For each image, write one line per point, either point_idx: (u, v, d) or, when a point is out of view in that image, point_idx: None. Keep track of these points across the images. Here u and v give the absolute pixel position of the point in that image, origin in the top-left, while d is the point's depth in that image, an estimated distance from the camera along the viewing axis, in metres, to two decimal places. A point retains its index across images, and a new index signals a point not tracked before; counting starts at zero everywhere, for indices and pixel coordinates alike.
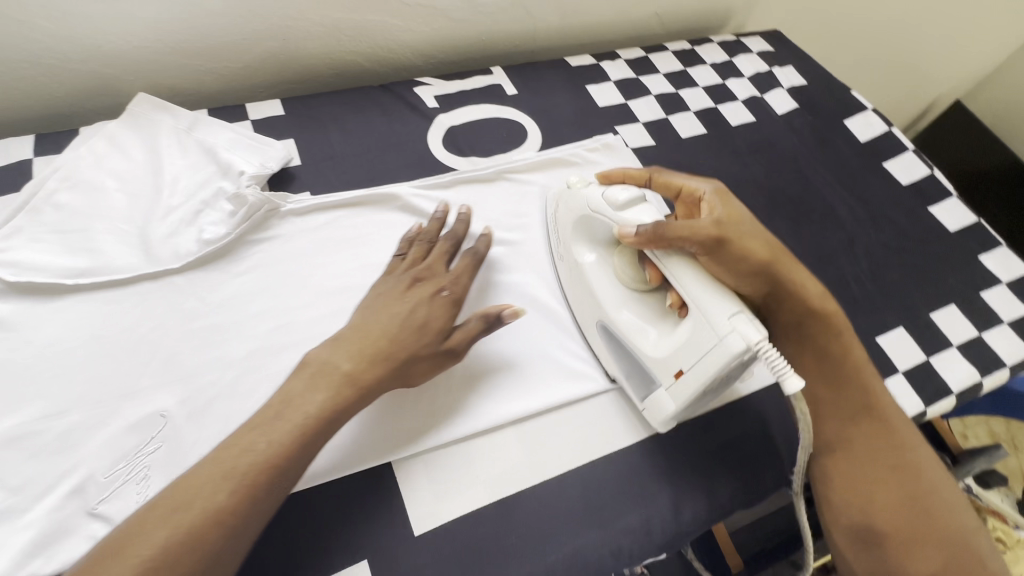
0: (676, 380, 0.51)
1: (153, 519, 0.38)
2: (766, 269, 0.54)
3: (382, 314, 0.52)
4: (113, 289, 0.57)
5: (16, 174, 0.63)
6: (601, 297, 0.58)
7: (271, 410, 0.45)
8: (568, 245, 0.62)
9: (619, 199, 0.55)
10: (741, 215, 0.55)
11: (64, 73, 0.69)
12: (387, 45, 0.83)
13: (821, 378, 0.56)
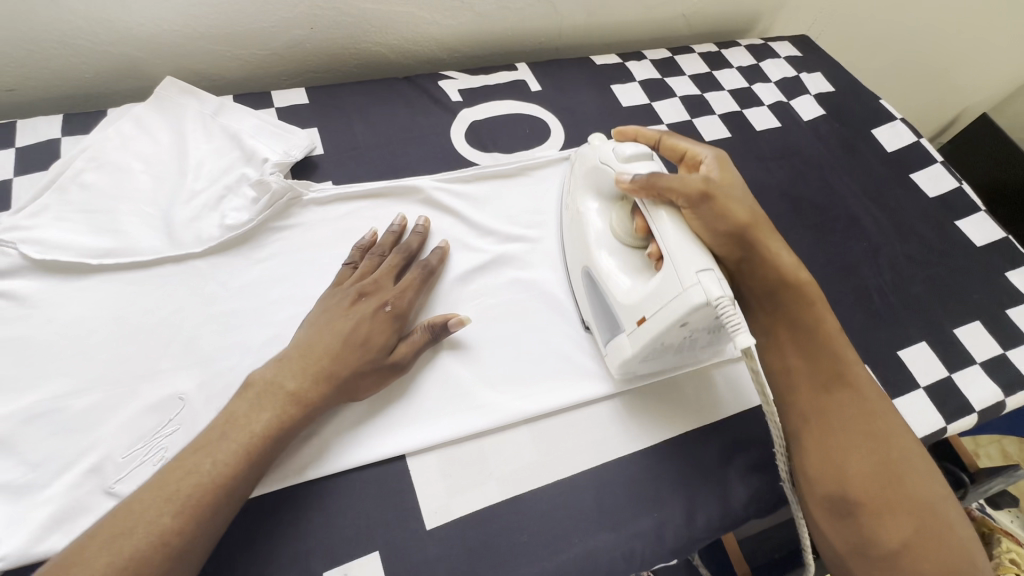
0: (636, 329, 0.53)
1: (92, 546, 0.39)
2: (742, 233, 0.54)
3: (327, 331, 0.52)
4: (137, 271, 0.57)
5: (45, 153, 0.64)
6: (589, 242, 0.59)
7: (216, 432, 0.46)
8: (573, 194, 0.64)
9: (627, 155, 0.57)
10: (732, 189, 0.56)
11: (94, 55, 0.70)
12: (413, 37, 0.83)
13: (795, 346, 0.55)
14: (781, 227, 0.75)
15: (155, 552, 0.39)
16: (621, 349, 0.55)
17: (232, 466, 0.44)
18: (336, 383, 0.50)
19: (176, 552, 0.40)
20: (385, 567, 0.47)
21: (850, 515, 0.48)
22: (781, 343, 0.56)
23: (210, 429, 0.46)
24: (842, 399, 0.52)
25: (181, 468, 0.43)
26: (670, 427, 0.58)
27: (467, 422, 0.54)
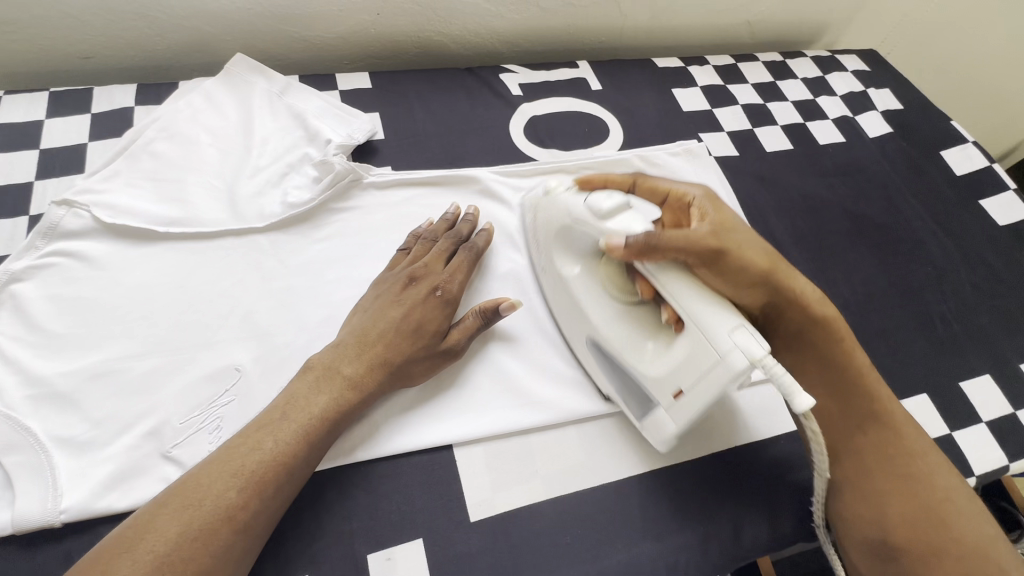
0: (675, 400, 0.48)
1: (164, 513, 0.40)
2: (767, 277, 0.51)
3: (382, 318, 0.53)
4: (201, 240, 0.58)
5: (119, 120, 0.65)
6: (589, 317, 0.55)
7: (277, 411, 0.47)
8: (549, 258, 0.58)
9: (603, 211, 0.51)
10: (737, 225, 0.52)
11: (169, 28, 0.72)
12: (476, 29, 0.83)
13: (827, 394, 0.54)
14: (841, 245, 0.72)
15: (220, 526, 0.41)
16: (661, 422, 0.50)
17: (290, 446, 0.45)
18: (388, 369, 0.51)
19: (241, 527, 0.41)
20: (428, 554, 0.47)
21: (893, 558, 0.48)
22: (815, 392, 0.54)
23: (268, 409, 0.47)
24: (876, 443, 0.51)
25: (246, 444, 0.44)
26: (720, 440, 0.56)
27: (515, 417, 0.54)
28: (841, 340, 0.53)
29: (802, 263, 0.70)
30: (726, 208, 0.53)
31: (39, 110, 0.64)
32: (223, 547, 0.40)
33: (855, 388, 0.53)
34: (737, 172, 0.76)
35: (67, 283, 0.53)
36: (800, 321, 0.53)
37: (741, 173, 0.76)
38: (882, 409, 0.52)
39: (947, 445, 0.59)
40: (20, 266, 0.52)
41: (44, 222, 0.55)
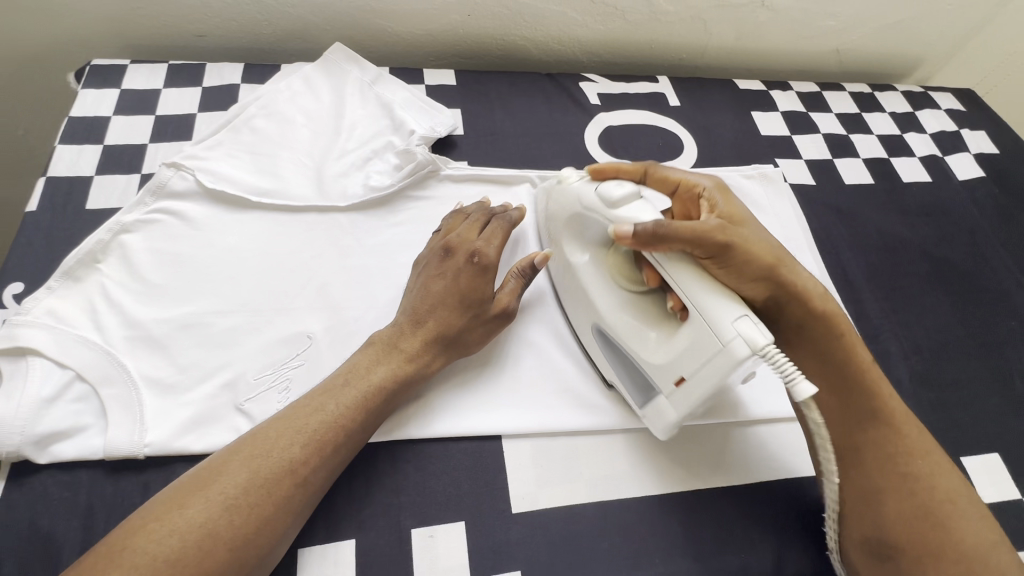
0: (676, 387, 0.49)
1: (235, 460, 0.43)
2: (769, 271, 0.50)
3: (429, 295, 0.54)
4: (288, 214, 0.62)
5: (226, 95, 0.70)
6: (596, 303, 0.55)
7: (339, 377, 0.50)
8: (559, 246, 0.60)
9: (612, 195, 0.53)
10: (744, 218, 0.54)
11: (277, 14, 0.77)
12: (560, 36, 0.85)
13: (825, 391, 0.52)
14: (916, 287, 0.70)
15: (285, 480, 0.43)
16: (663, 411, 0.50)
17: (353, 413, 0.48)
18: (439, 343, 0.53)
19: (303, 482, 0.44)
20: (470, 537, 0.48)
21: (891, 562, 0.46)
22: (811, 390, 0.53)
23: (333, 376, 0.50)
24: (875, 439, 0.50)
25: (311, 404, 0.47)
26: (772, 470, 0.55)
27: (566, 417, 0.54)
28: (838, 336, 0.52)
29: (874, 301, 0.67)
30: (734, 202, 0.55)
31: (158, 79, 0.70)
32: (286, 500, 0.43)
33: (853, 386, 0.51)
34: (813, 201, 0.75)
35: (167, 239, 0.58)
36: (796, 313, 0.52)
37: (817, 203, 0.75)
38: (881, 402, 0.51)
39: (1020, 511, 0.55)
40: (130, 219, 0.57)
41: (155, 181, 0.60)
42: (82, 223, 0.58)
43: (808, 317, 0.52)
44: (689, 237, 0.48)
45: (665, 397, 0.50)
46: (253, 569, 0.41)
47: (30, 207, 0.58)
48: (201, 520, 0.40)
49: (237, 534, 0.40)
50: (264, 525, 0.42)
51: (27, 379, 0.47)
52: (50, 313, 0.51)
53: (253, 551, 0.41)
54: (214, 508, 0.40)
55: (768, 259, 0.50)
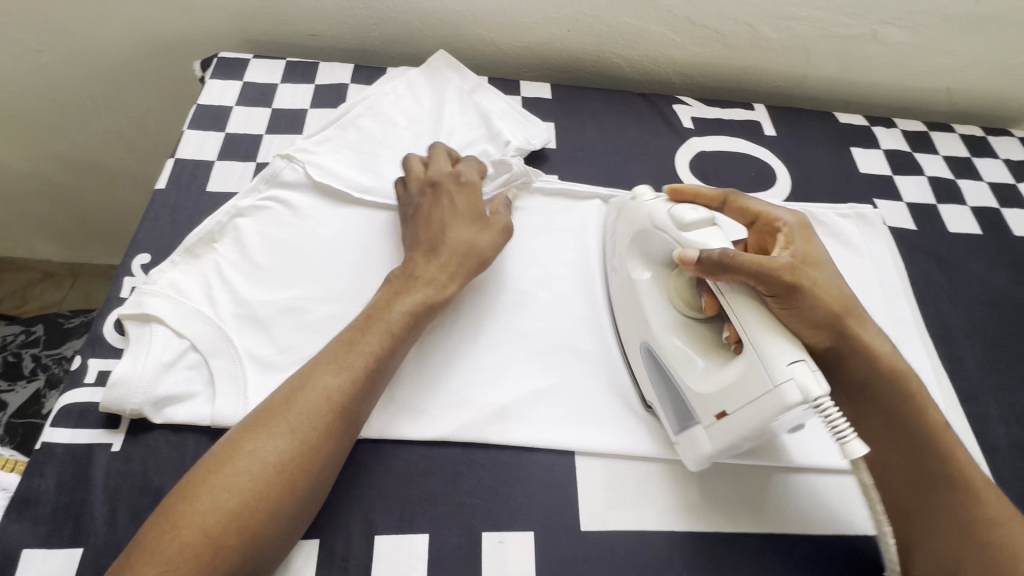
0: (716, 420, 0.48)
1: (280, 401, 0.47)
2: (835, 317, 0.48)
3: (432, 224, 0.58)
4: (384, 211, 0.65)
5: (336, 93, 0.74)
6: (648, 321, 0.54)
7: (365, 315, 0.53)
8: (624, 261, 0.59)
9: (684, 217, 0.53)
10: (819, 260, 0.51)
11: (388, 21, 0.81)
12: (657, 57, 0.85)
13: (882, 439, 0.50)
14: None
15: (325, 411, 0.47)
16: (698, 441, 0.50)
17: (378, 349, 0.51)
18: (460, 266, 0.57)
19: (340, 415, 0.47)
20: (538, 549, 0.49)
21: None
22: (873, 440, 0.51)
23: (358, 316, 0.53)
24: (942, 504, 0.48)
25: (343, 343, 0.50)
26: (853, 525, 0.53)
27: (642, 441, 0.54)
28: (902, 384, 0.50)
29: (973, 359, 0.64)
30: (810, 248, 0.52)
31: (276, 74, 0.75)
32: (328, 431, 0.46)
33: (916, 439, 0.49)
34: (912, 247, 0.71)
35: (275, 225, 0.62)
36: (863, 366, 0.49)
37: (916, 249, 0.71)
38: (940, 450, 0.49)
39: None
40: (245, 204, 0.62)
41: (270, 170, 0.64)
42: (202, 203, 0.63)
43: (865, 362, 0.49)
44: (760, 269, 0.46)
45: (704, 428, 0.49)
46: (306, 488, 0.45)
47: (159, 185, 0.64)
48: (256, 456, 0.44)
49: (288, 462, 0.44)
50: (310, 456, 0.45)
51: (150, 344, 0.52)
52: (172, 284, 0.56)
53: (303, 479, 0.45)
54: (269, 445, 0.44)
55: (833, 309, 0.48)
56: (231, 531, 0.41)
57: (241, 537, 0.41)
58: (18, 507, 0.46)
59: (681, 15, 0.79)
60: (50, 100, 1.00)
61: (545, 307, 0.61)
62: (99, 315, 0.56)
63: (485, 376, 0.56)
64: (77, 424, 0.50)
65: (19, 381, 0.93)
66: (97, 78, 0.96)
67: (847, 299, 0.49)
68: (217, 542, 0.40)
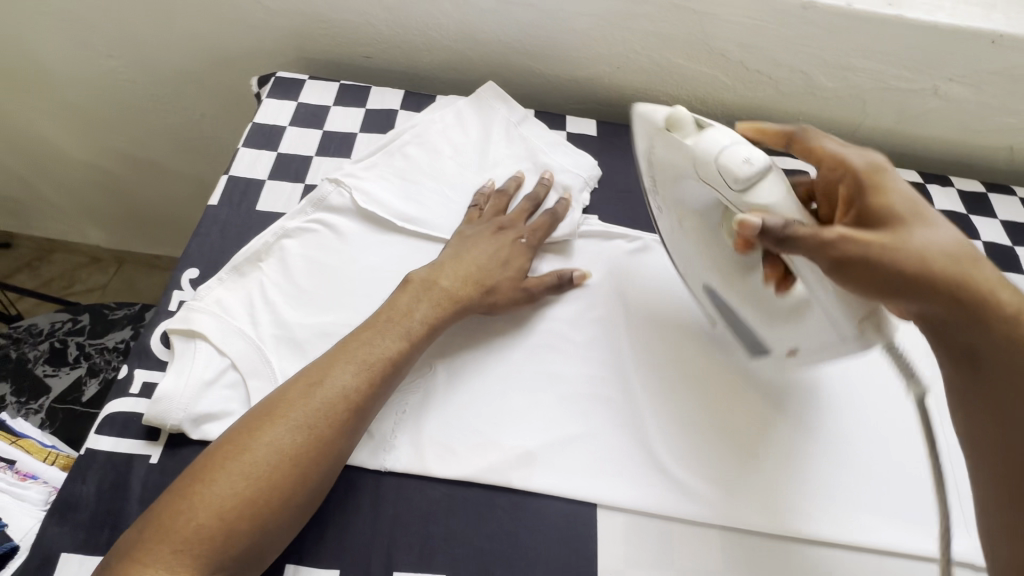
0: (788, 354, 0.53)
1: (292, 391, 0.48)
2: (930, 270, 0.43)
3: (472, 250, 0.62)
4: (424, 241, 0.66)
5: (385, 118, 0.76)
6: (706, 264, 0.55)
7: (381, 316, 0.55)
8: (667, 197, 0.56)
9: (732, 164, 0.47)
10: (890, 209, 0.46)
11: (440, 48, 0.83)
12: (706, 98, 0.84)
13: (975, 408, 0.45)
14: None
15: (339, 406, 0.48)
16: (778, 360, 0.55)
17: (393, 350, 0.53)
18: (484, 293, 0.59)
19: (351, 407, 0.49)
20: None
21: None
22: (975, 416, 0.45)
23: (376, 314, 0.56)
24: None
25: (358, 338, 0.53)
26: None
27: (666, 499, 0.53)
28: (1008, 340, 0.42)
29: None
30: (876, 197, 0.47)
31: (328, 96, 0.77)
32: (340, 420, 0.48)
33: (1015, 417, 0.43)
34: None
35: (319, 248, 0.63)
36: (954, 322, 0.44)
37: None
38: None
39: None
40: (291, 225, 0.64)
41: (317, 194, 0.66)
42: (250, 222, 0.65)
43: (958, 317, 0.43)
44: (819, 242, 0.43)
45: (776, 355, 0.54)
46: (313, 484, 0.46)
47: (211, 201, 0.66)
48: (273, 439, 0.46)
49: (298, 457, 0.46)
50: (323, 445, 0.47)
51: (193, 360, 0.54)
52: (217, 302, 0.58)
53: (316, 463, 0.46)
54: (282, 428, 0.46)
55: (916, 268, 0.42)
56: (253, 503, 0.43)
57: (250, 524, 0.43)
58: (59, 512, 0.48)
59: (733, 59, 0.78)
60: (110, 99, 1.05)
61: (577, 352, 0.60)
62: (147, 326, 0.58)
63: (511, 418, 0.56)
64: (120, 433, 0.52)
65: (62, 367, 0.98)
66: (157, 82, 0.99)
67: (932, 249, 0.43)
68: (230, 527, 0.42)
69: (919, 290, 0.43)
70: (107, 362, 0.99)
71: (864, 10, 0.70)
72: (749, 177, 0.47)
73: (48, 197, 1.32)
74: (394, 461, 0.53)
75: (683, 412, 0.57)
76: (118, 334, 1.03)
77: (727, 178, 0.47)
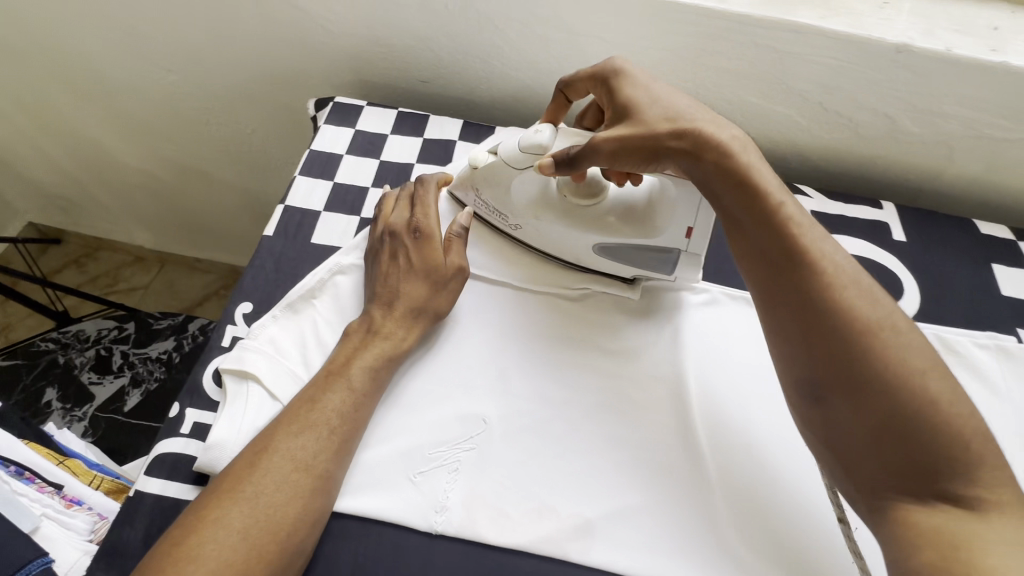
0: (688, 238, 0.58)
1: (244, 463, 0.47)
2: (694, 150, 0.50)
3: (392, 278, 0.59)
4: (478, 282, 0.64)
5: (442, 150, 0.74)
6: (580, 232, 0.61)
7: (328, 371, 0.53)
8: (509, 210, 0.63)
9: (527, 139, 0.58)
10: (638, 99, 0.54)
11: (500, 77, 0.81)
12: (776, 137, 0.80)
13: (763, 286, 0.48)
14: None
15: (298, 474, 0.47)
16: (692, 256, 0.59)
17: (344, 406, 0.51)
18: (420, 312, 0.58)
19: (311, 471, 0.48)
20: None
21: (923, 497, 0.41)
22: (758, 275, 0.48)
23: (318, 372, 0.54)
24: (833, 330, 0.44)
25: (305, 404, 0.51)
26: None
27: None
28: (770, 211, 0.48)
29: None
30: (620, 92, 0.56)
31: (386, 124, 0.75)
32: (298, 479, 0.47)
33: (790, 265, 0.47)
34: None
35: None
36: (731, 202, 0.49)
37: None
38: (813, 254, 0.46)
39: None
40: (346, 262, 0.62)
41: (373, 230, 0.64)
42: (305, 256, 0.64)
43: (724, 187, 0.49)
44: (619, 146, 0.53)
45: (686, 252, 0.59)
46: (293, 553, 0.46)
47: (267, 231, 0.66)
48: (233, 520, 0.44)
49: (268, 531, 0.45)
50: (292, 515, 0.46)
51: (246, 405, 0.52)
52: (270, 341, 0.56)
53: (292, 527, 0.46)
54: (239, 508, 0.45)
55: (668, 134, 0.51)
56: None
57: None
58: (107, 556, 0.48)
59: (812, 99, 0.73)
60: (165, 111, 1.06)
61: (639, 413, 0.57)
62: (200, 362, 0.57)
63: (568, 483, 0.52)
64: (169, 475, 0.51)
65: (106, 375, 0.98)
66: (213, 97, 1.00)
67: (675, 110, 0.52)
68: None
69: (681, 150, 0.51)
70: (150, 372, 0.99)
71: (964, 55, 0.65)
72: (547, 141, 0.57)
73: (99, 200, 1.35)
74: (446, 524, 0.50)
75: (755, 488, 0.53)
76: (161, 344, 1.03)
77: (534, 152, 0.58)
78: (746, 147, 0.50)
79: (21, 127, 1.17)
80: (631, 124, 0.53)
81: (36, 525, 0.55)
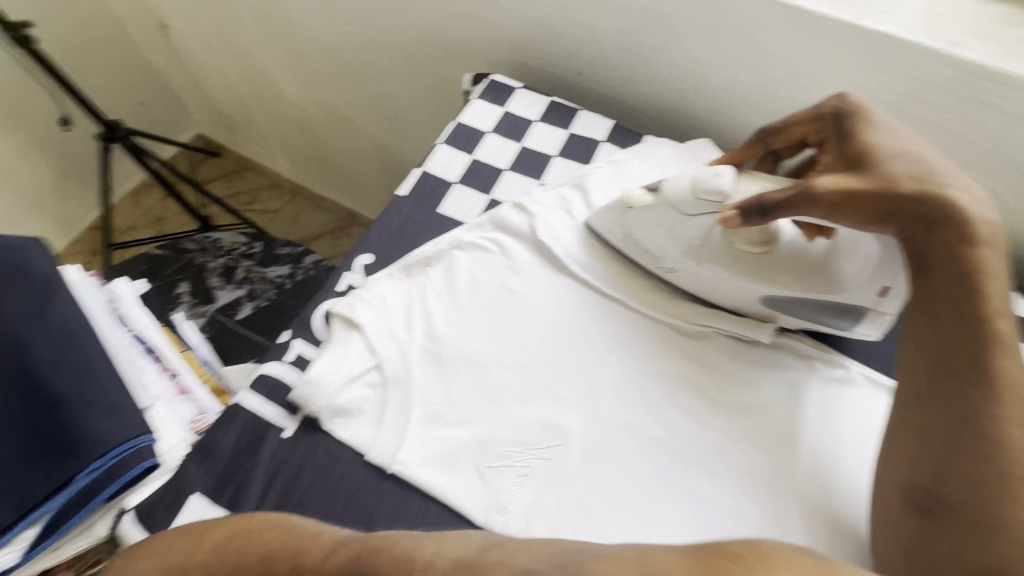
0: (880, 299, 0.51)
1: None
2: (931, 218, 0.44)
3: None
4: (591, 291, 0.61)
5: (585, 147, 0.71)
6: (753, 283, 0.55)
7: None
8: (663, 251, 0.58)
9: (702, 182, 0.52)
10: (876, 148, 0.47)
11: (663, 83, 0.76)
12: None
13: (926, 376, 0.45)
14: None
15: None
16: (879, 315, 0.53)
17: None
18: None
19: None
20: None
21: None
22: (920, 363, 0.45)
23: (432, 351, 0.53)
24: (991, 454, 0.41)
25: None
26: None
27: None
28: (979, 314, 0.43)
29: None
30: (856, 135, 0.48)
31: (535, 110, 0.74)
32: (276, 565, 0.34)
33: (977, 370, 0.43)
34: None
35: (486, 268, 0.61)
36: (941, 285, 0.45)
37: None
38: (1004, 374, 0.43)
39: None
40: (466, 239, 0.63)
41: (499, 213, 0.64)
42: (431, 224, 0.66)
43: (940, 268, 0.45)
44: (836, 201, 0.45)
45: (872, 309, 0.52)
46: None
47: (401, 192, 0.68)
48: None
49: None
50: None
51: (346, 352, 0.55)
52: (381, 297, 0.59)
53: None
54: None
55: (909, 196, 0.44)
56: None
57: None
58: (202, 452, 0.53)
59: None
60: (332, 58, 1.13)
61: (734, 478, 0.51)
62: (314, 300, 0.61)
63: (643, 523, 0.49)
64: (267, 395, 0.55)
65: (230, 283, 1.09)
66: (376, 52, 1.05)
67: (922, 170, 0.46)
68: None
69: (917, 214, 0.45)
70: (264, 290, 1.08)
71: None
72: (727, 188, 0.51)
73: (259, 125, 1.50)
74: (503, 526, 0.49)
75: None
76: (278, 269, 1.12)
77: (710, 197, 0.52)
78: (979, 246, 0.44)
79: (214, 50, 1.32)
80: (861, 173, 0.46)
81: (151, 404, 0.62)
